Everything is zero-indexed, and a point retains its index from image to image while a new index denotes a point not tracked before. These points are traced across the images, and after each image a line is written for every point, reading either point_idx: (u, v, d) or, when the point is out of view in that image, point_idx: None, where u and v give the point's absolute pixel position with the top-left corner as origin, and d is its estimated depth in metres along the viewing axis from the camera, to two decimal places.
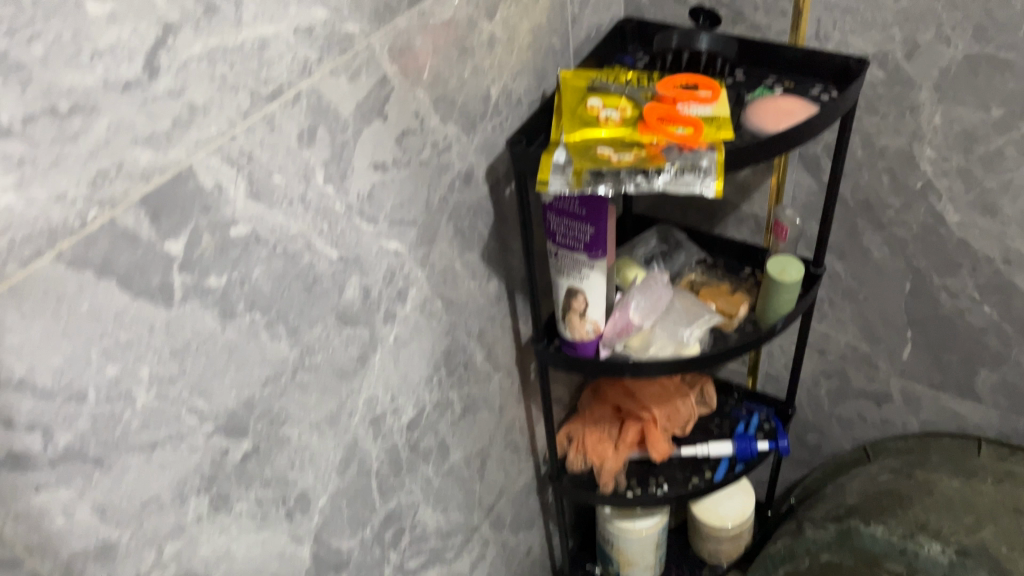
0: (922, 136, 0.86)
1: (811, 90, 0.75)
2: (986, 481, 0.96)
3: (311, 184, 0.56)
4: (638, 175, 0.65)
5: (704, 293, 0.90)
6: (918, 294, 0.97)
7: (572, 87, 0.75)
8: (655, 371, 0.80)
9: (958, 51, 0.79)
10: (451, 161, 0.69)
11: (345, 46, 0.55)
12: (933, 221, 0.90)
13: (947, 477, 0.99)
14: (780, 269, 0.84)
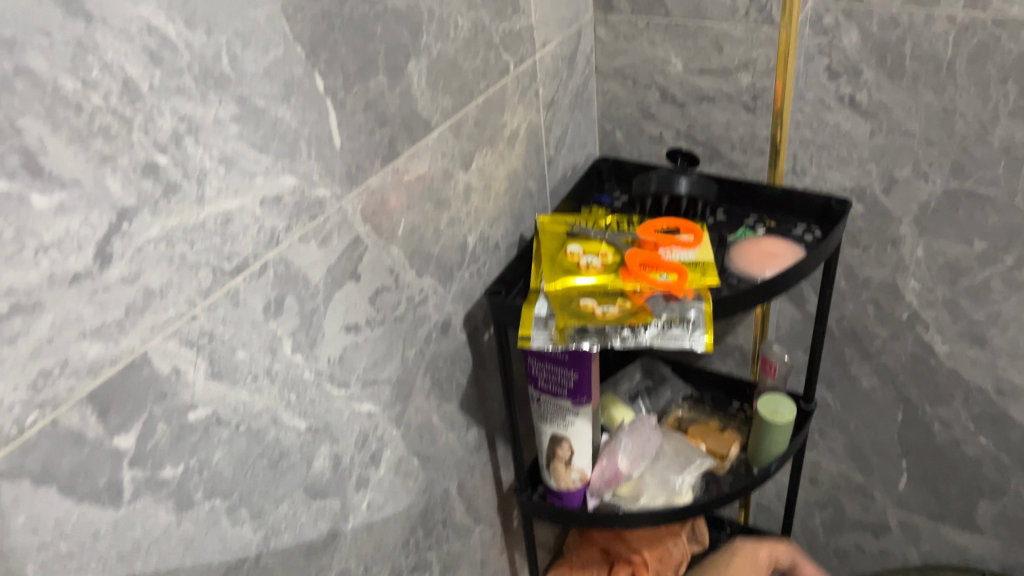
0: (905, 268, 0.84)
1: (793, 230, 0.74)
2: None
3: (278, 356, 0.53)
4: (625, 329, 0.62)
5: (693, 432, 0.86)
6: (910, 425, 0.94)
7: (551, 232, 0.73)
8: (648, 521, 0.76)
9: (937, 186, 0.78)
10: (427, 314, 0.66)
11: (314, 211, 0.53)
12: (922, 351, 0.88)
13: None
14: (772, 408, 0.81)
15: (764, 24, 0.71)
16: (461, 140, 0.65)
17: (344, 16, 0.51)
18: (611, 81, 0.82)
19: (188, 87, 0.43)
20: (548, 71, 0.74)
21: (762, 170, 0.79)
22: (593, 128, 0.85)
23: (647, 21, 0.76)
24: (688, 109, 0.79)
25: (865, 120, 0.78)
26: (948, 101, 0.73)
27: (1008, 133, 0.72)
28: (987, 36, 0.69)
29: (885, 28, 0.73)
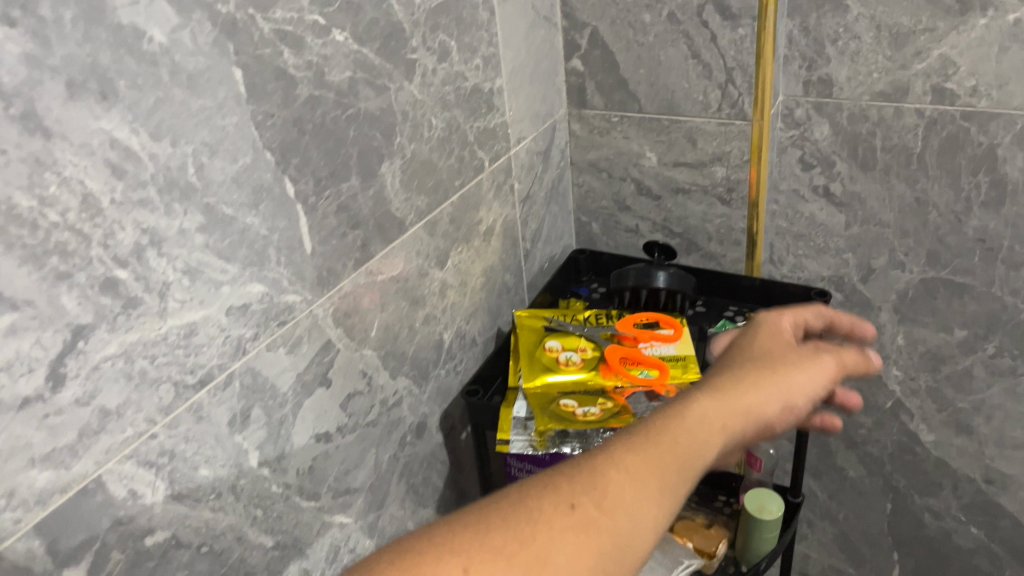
0: (886, 357, 0.84)
1: None
2: None
3: (243, 470, 0.50)
4: (608, 431, 0.60)
5: (679, 529, 0.83)
6: (900, 515, 0.92)
7: (529, 327, 0.72)
8: None
9: (914, 275, 0.78)
10: (402, 416, 0.64)
11: (284, 318, 0.51)
12: (908, 440, 0.87)
13: None
14: (759, 505, 0.78)
15: (737, 119, 0.72)
16: (436, 238, 0.64)
17: (316, 120, 0.51)
18: (586, 174, 0.82)
19: (152, 199, 0.41)
20: (523, 166, 0.74)
21: (740, 261, 0.79)
22: (569, 219, 0.84)
23: (621, 116, 0.76)
24: (663, 201, 0.79)
25: (839, 210, 0.79)
26: (920, 191, 0.74)
27: (982, 223, 0.72)
28: (955, 129, 0.70)
29: (855, 122, 0.74)
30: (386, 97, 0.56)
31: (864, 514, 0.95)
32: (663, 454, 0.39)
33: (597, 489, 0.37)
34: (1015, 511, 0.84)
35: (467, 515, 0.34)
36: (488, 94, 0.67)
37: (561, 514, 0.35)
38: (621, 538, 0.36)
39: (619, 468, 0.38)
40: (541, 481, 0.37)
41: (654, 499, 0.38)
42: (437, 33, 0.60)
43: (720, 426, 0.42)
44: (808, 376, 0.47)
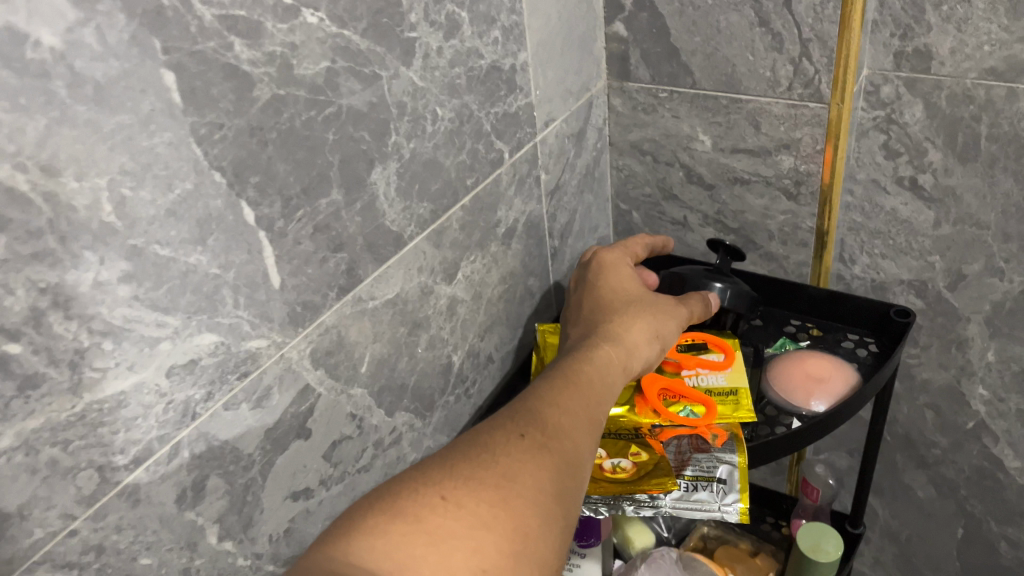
0: (971, 373, 0.72)
1: (843, 341, 0.63)
2: None
3: (198, 549, 0.42)
4: (642, 495, 0.53)
5: (719, 555, 0.74)
6: (972, 542, 0.81)
7: (554, 345, 0.63)
8: None
9: (1014, 285, 0.66)
10: (402, 454, 0.55)
11: (245, 369, 0.42)
12: (989, 465, 0.76)
13: None
14: (814, 542, 0.69)
15: (811, 100, 0.59)
16: (443, 250, 0.54)
17: (282, 126, 0.40)
18: (627, 156, 0.70)
19: (51, 250, 0.32)
20: (552, 153, 0.63)
21: (805, 264, 0.68)
22: (606, 207, 0.73)
23: (671, 91, 0.64)
24: (717, 192, 0.68)
25: (928, 206, 0.66)
26: None
27: None
28: None
29: (956, 103, 0.61)
30: (377, 89, 0.45)
31: (930, 537, 0.85)
32: (583, 385, 0.43)
33: (543, 421, 0.38)
34: None
35: (436, 465, 0.34)
36: (509, 71, 0.55)
37: (517, 443, 0.36)
38: (576, 458, 0.38)
39: (555, 401, 0.40)
40: (485, 424, 0.38)
41: (590, 422, 0.40)
42: (443, 4, 0.48)
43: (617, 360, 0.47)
44: (666, 332, 0.52)
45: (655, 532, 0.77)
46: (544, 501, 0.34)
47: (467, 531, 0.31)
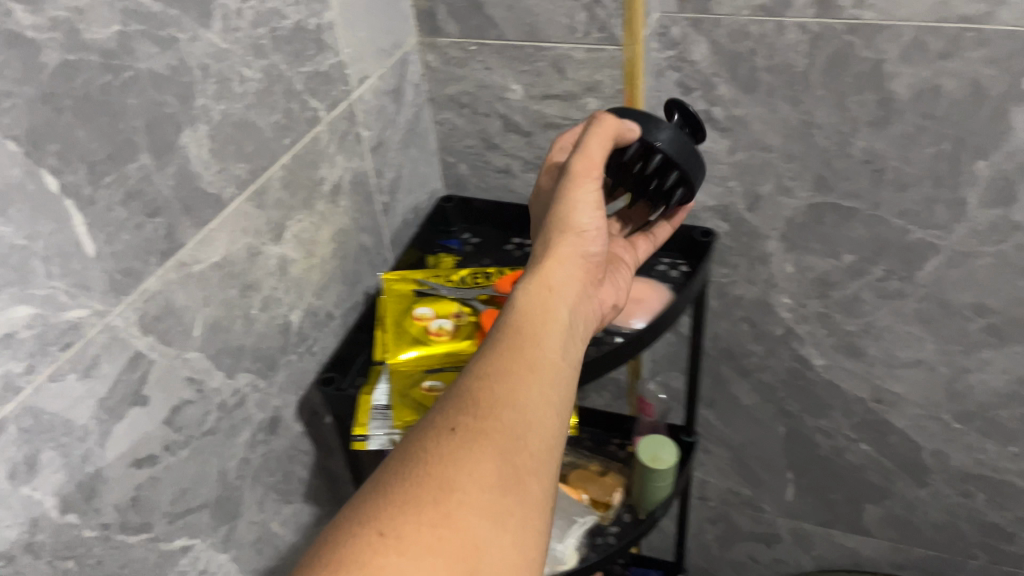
0: (775, 285, 0.81)
1: (658, 266, 0.69)
2: None
3: (41, 524, 0.41)
4: None
5: (574, 479, 0.80)
6: (793, 438, 0.92)
7: (399, 293, 0.64)
8: None
9: (800, 201, 0.74)
10: (248, 415, 0.56)
11: (69, 339, 0.42)
12: (799, 365, 0.86)
13: None
14: (652, 453, 0.76)
15: (607, 44, 0.64)
16: (267, 210, 0.55)
17: (77, 92, 0.40)
18: (447, 110, 0.73)
19: None
20: (370, 110, 0.64)
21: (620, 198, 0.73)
22: (433, 161, 0.76)
23: (480, 45, 0.67)
24: (534, 138, 0.71)
25: (723, 136, 0.73)
26: (805, 113, 0.69)
27: (869, 143, 0.68)
28: (840, 44, 0.64)
29: (735, 39, 0.67)
30: (176, 52, 0.46)
31: (758, 440, 0.94)
32: (516, 340, 0.44)
33: (472, 406, 0.40)
34: (903, 427, 0.85)
35: (376, 496, 0.37)
36: (315, 30, 0.56)
37: (451, 441, 0.39)
38: (518, 423, 0.40)
39: (485, 378, 0.42)
40: (425, 427, 0.41)
41: (530, 377, 0.42)
42: None
43: (546, 294, 0.48)
44: (576, 218, 0.51)
45: None
46: (486, 499, 0.37)
47: (415, 562, 0.34)
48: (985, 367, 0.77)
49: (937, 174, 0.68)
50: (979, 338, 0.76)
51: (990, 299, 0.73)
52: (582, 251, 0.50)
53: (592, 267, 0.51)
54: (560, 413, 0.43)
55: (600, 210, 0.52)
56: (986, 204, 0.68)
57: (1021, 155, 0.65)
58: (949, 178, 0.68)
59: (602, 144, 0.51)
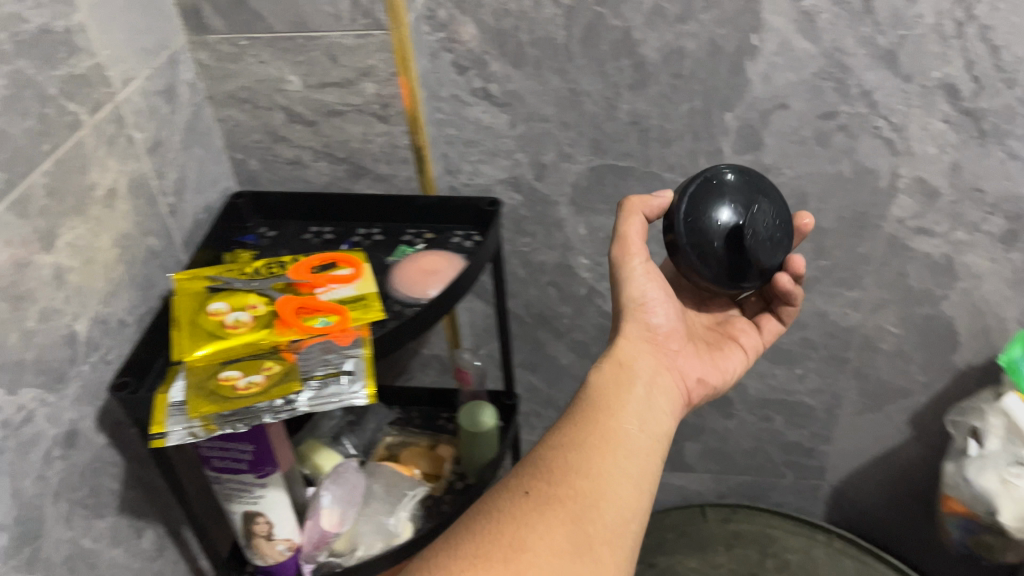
0: (572, 248, 0.86)
1: (452, 239, 0.72)
2: None
3: None
4: (275, 401, 0.56)
5: (404, 458, 0.82)
6: None
7: (191, 291, 0.64)
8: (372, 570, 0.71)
9: (582, 165, 0.79)
10: (39, 430, 0.54)
11: None
12: (605, 321, 0.92)
13: None
14: (473, 418, 0.80)
15: (374, 29, 0.66)
16: (32, 218, 0.53)
17: None
18: (228, 107, 0.73)
19: None
20: (141, 111, 0.64)
21: (411, 179, 0.76)
22: (221, 159, 0.75)
23: (250, 39, 0.68)
24: (319, 126, 0.73)
25: (502, 111, 0.77)
26: (572, 82, 0.74)
27: (632, 105, 0.74)
28: (592, 15, 0.69)
29: (498, 17, 0.71)
30: None
31: None
32: (592, 416, 0.57)
33: (549, 480, 0.51)
34: None
35: (455, 546, 0.47)
36: (64, 34, 0.55)
37: (525, 503, 0.50)
38: (588, 492, 0.51)
39: (563, 457, 0.53)
40: (505, 488, 0.52)
41: (605, 450, 0.54)
42: None
43: (616, 377, 0.60)
44: (634, 293, 0.64)
45: (343, 453, 0.82)
46: (553, 561, 0.47)
47: None
48: None
49: (694, 128, 0.75)
50: None
51: None
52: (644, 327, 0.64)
53: (654, 337, 0.64)
54: (628, 485, 0.53)
55: (649, 280, 0.65)
56: (739, 151, 0.76)
57: (760, 103, 0.73)
58: (705, 131, 0.75)
59: (636, 223, 0.64)
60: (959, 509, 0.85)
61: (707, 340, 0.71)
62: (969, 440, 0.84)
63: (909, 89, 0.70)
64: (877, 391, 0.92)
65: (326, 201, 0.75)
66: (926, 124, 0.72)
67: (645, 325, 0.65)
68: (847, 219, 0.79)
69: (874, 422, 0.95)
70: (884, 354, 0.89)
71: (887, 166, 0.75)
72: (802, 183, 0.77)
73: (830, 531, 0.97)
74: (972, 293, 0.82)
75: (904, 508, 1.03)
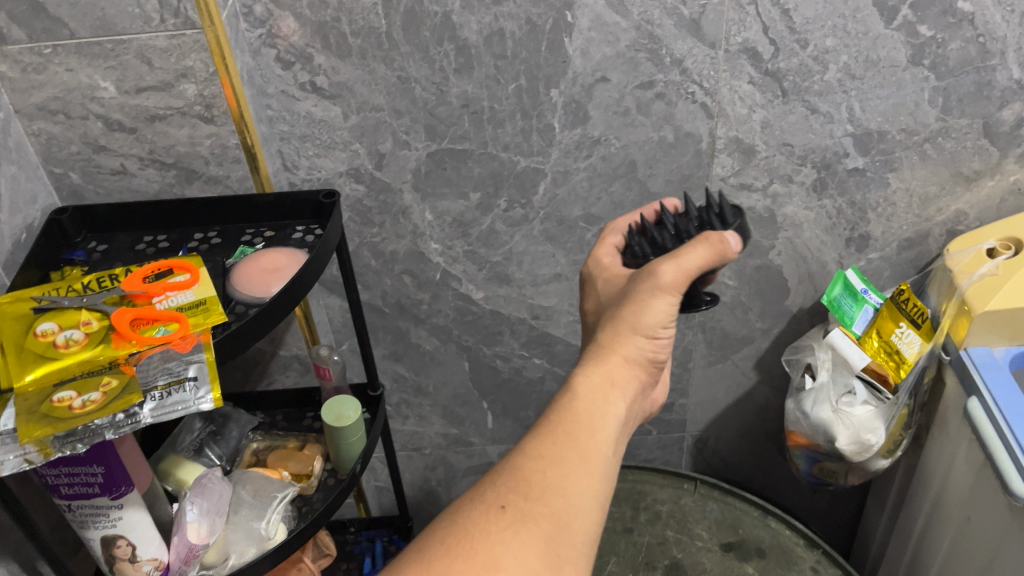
0: (421, 234, 0.87)
1: (293, 234, 0.73)
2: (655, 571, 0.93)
3: None
4: (116, 417, 0.55)
5: (272, 461, 0.81)
6: (476, 369, 1.00)
7: (15, 313, 0.60)
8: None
9: (421, 151, 0.80)
10: None
11: None
12: (463, 302, 0.93)
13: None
14: (336, 413, 0.79)
15: (186, 28, 0.64)
16: None
17: None
18: (39, 120, 0.69)
19: None
20: None
21: (246, 178, 0.74)
22: (37, 175, 0.71)
23: (54, 46, 0.65)
24: (141, 133, 0.71)
25: (332, 103, 0.77)
26: (399, 69, 0.74)
27: (461, 88, 0.76)
28: (410, 3, 0.70)
29: (316, 10, 0.71)
30: None
31: (447, 380, 1.02)
32: (572, 429, 0.52)
33: (524, 489, 0.49)
34: (562, 335, 0.97)
35: (425, 558, 0.46)
36: None
37: (499, 519, 0.48)
38: (562, 511, 0.48)
39: (542, 461, 0.50)
40: (478, 497, 0.49)
41: (585, 471, 0.50)
42: None
43: (604, 394, 0.54)
44: (652, 325, 0.55)
45: (207, 464, 0.80)
46: None
47: None
48: None
49: (522, 107, 0.77)
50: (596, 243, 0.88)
51: (595, 207, 0.85)
52: (648, 355, 0.56)
53: (652, 370, 0.57)
54: (598, 508, 0.50)
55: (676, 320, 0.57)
56: (568, 125, 0.79)
57: (582, 78, 0.76)
58: (534, 109, 0.77)
59: (704, 266, 0.56)
60: (803, 442, 0.91)
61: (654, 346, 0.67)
62: (804, 377, 0.91)
63: (716, 54, 0.75)
64: (723, 341, 0.98)
65: (157, 207, 0.73)
66: (735, 87, 0.77)
67: (650, 355, 0.56)
68: (675, 182, 0.83)
69: (724, 371, 1.01)
70: (725, 306, 0.95)
71: (706, 129, 0.80)
72: (630, 152, 0.81)
73: (695, 479, 1.02)
74: (793, 241, 0.89)
75: (758, 449, 1.11)
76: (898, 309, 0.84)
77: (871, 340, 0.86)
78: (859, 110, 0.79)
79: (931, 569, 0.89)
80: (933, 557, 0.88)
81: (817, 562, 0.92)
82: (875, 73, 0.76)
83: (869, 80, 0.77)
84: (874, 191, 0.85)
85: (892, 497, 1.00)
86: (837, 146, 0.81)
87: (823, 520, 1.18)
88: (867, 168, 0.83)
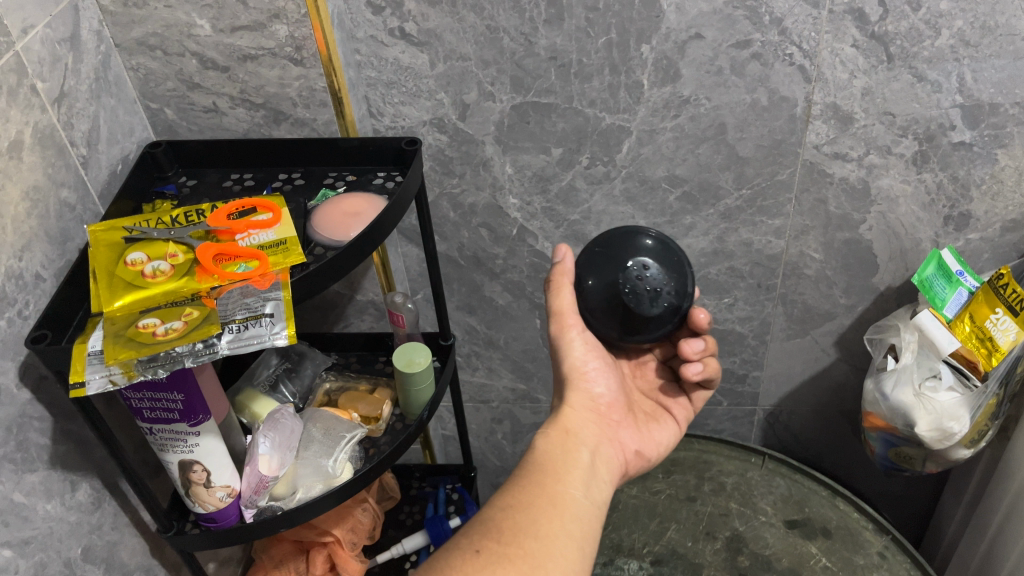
0: (501, 187, 0.86)
1: (374, 180, 0.73)
2: (716, 541, 0.92)
3: None
4: (195, 345, 0.56)
5: (342, 403, 0.83)
6: (548, 327, 1.00)
7: (107, 242, 0.62)
8: (317, 511, 0.71)
9: (505, 103, 0.79)
10: None
11: None
12: (538, 259, 0.93)
13: (690, 548, 0.92)
14: (407, 359, 0.80)
15: None
16: None
17: None
18: (137, 55, 0.71)
19: None
20: (42, 61, 0.59)
21: (332, 122, 0.75)
22: (134, 109, 0.74)
23: None
24: (233, 72, 0.72)
25: (420, 51, 0.76)
26: (489, 18, 0.74)
27: (549, 40, 0.74)
28: None
29: None
30: None
31: (518, 335, 1.02)
32: (539, 480, 0.56)
33: (495, 532, 0.51)
34: None
35: None
36: None
37: (475, 562, 0.48)
38: (537, 552, 0.50)
39: (507, 509, 0.53)
40: (454, 546, 0.50)
41: (554, 514, 0.53)
42: None
43: (563, 445, 0.60)
44: (573, 364, 0.66)
45: (281, 400, 0.82)
46: None
47: None
48: (689, 232, 0.88)
49: (611, 61, 0.75)
50: (678, 206, 0.86)
51: (680, 169, 0.83)
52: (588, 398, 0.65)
53: (602, 413, 0.65)
54: (576, 548, 0.52)
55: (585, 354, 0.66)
56: (657, 83, 0.77)
57: (675, 34, 0.73)
58: (623, 64, 0.75)
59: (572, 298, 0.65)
60: (880, 424, 0.88)
61: (642, 408, 0.71)
62: (887, 357, 0.87)
63: (818, 14, 0.71)
64: (804, 316, 0.95)
65: (246, 146, 0.74)
66: (837, 50, 0.73)
67: (588, 397, 0.65)
68: (766, 147, 0.80)
69: (801, 346, 0.99)
70: (808, 279, 0.92)
71: (802, 93, 0.76)
72: (721, 113, 0.78)
73: (764, 453, 1.00)
74: (887, 215, 0.85)
75: (833, 428, 1.08)
76: (995, 294, 0.78)
77: (962, 325, 0.81)
78: (971, 81, 0.74)
79: (1005, 565, 0.86)
80: (1009, 553, 0.85)
81: (886, 548, 0.89)
82: (991, 41, 0.72)
83: (984, 48, 0.72)
84: (979, 167, 0.80)
85: (970, 490, 0.97)
86: (942, 117, 0.77)
87: (895, 506, 1.14)
88: (975, 143, 0.78)
